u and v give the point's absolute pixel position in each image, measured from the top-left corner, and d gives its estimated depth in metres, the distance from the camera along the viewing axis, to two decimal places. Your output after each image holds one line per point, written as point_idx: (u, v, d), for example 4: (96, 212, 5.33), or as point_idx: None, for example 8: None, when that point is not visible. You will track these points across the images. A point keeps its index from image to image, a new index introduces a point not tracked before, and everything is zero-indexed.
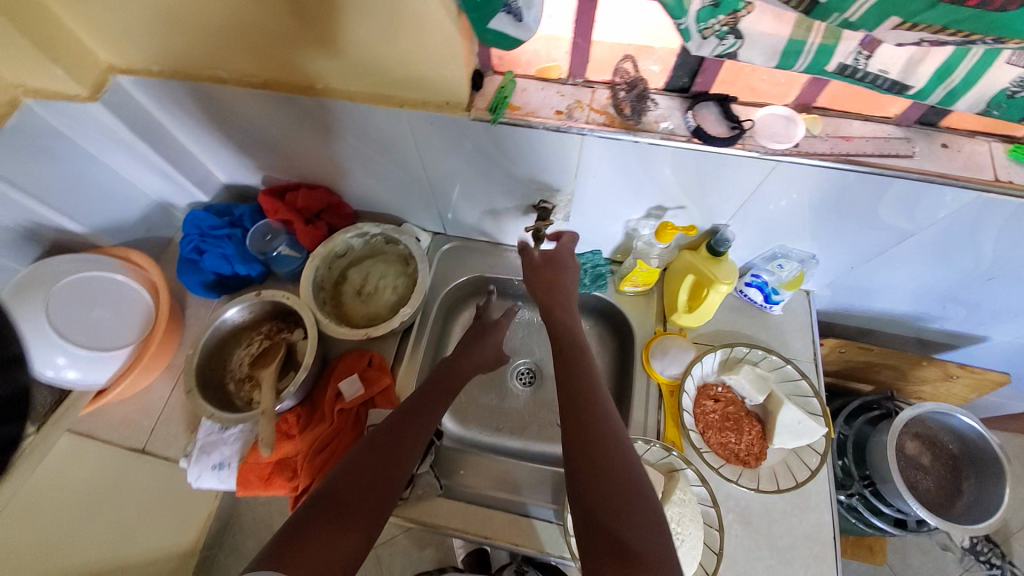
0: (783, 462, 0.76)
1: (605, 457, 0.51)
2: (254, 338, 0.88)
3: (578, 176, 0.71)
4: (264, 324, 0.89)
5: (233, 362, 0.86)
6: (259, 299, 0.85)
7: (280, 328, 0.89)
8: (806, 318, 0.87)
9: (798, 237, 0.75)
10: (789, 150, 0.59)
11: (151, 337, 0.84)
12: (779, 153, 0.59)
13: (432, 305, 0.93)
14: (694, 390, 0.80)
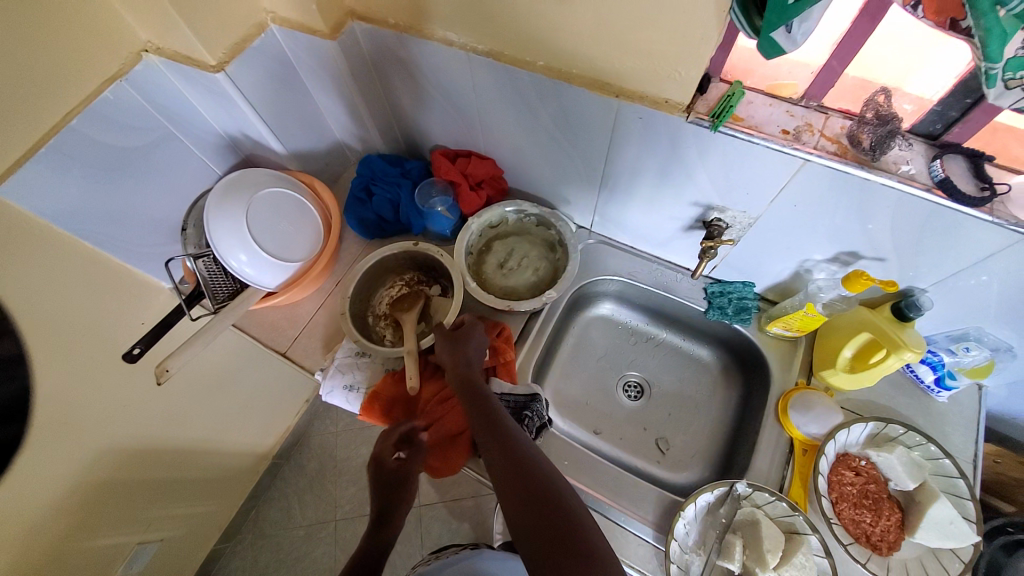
0: (917, 560, 0.68)
1: (534, 503, 0.56)
2: (398, 282, 0.94)
3: (772, 200, 0.68)
4: (408, 272, 0.95)
5: (376, 298, 0.93)
6: (415, 248, 0.90)
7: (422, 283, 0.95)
8: (974, 414, 0.77)
9: (1003, 324, 0.67)
10: None
11: (315, 258, 0.93)
12: None
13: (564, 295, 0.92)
14: (834, 456, 0.74)
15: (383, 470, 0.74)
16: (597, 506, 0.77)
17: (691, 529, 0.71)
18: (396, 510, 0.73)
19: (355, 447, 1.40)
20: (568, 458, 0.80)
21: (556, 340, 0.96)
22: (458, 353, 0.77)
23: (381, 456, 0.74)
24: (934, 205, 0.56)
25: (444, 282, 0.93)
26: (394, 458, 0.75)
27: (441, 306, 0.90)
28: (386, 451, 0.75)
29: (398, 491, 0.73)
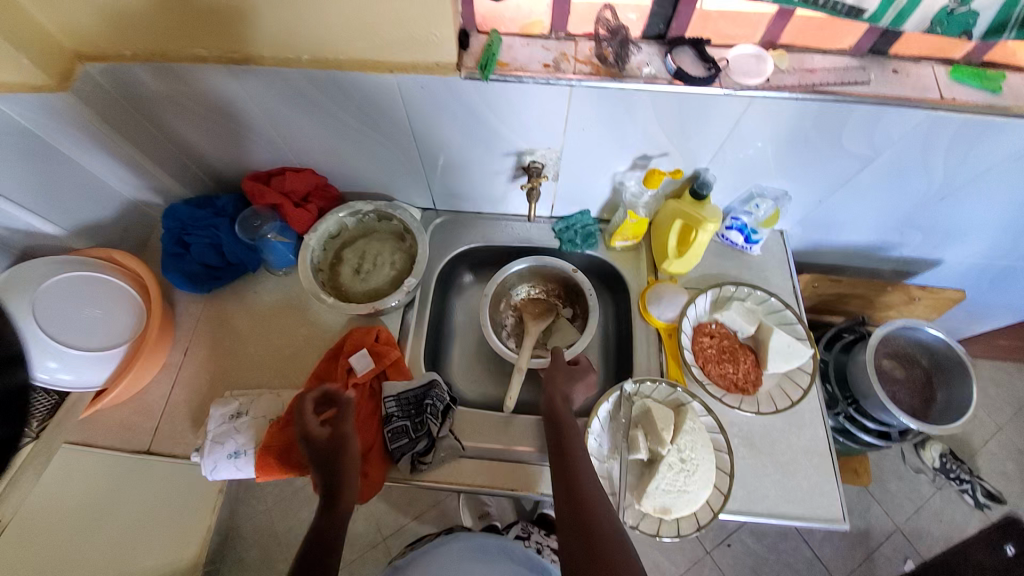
0: (778, 385, 0.81)
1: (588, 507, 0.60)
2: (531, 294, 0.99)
3: (566, 130, 0.73)
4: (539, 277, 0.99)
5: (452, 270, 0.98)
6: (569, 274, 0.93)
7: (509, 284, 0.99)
8: (782, 257, 0.93)
9: (773, 176, 0.80)
10: (762, 85, 0.63)
11: (145, 335, 0.82)
12: (755, 88, 0.63)
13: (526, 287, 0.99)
14: (693, 331, 0.84)
15: (315, 444, 0.71)
16: (523, 458, 0.80)
17: (603, 440, 0.77)
18: (342, 499, 0.70)
19: (294, 511, 1.30)
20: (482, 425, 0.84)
21: (439, 323, 0.96)
22: (560, 388, 0.76)
23: (310, 430, 0.71)
24: (679, 94, 0.64)
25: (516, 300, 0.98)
26: (321, 432, 0.71)
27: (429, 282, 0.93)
28: (311, 424, 0.71)
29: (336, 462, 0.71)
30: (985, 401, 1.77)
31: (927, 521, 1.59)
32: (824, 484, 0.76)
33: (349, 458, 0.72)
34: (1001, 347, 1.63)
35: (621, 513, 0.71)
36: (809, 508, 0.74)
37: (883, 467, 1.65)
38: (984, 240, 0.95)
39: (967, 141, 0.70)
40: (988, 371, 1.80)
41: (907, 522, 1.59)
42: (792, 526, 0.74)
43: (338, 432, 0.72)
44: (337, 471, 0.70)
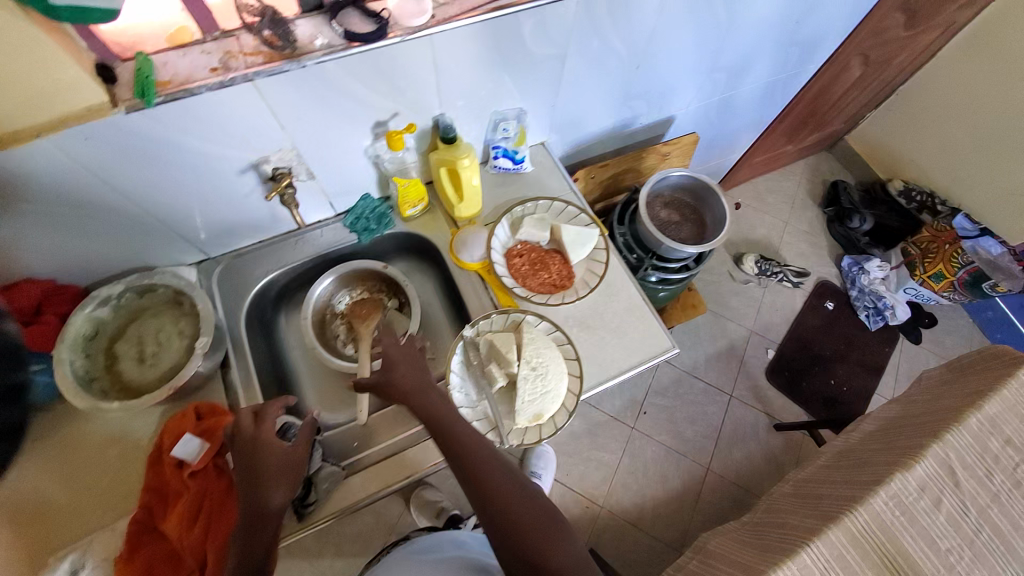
0: (586, 269, 0.92)
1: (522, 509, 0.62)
2: (355, 296, 0.98)
3: (285, 126, 0.71)
4: (357, 279, 0.98)
5: (265, 301, 0.91)
6: (386, 269, 0.94)
7: (329, 299, 0.96)
8: (551, 163, 1.03)
9: (501, 99, 0.86)
10: (430, 21, 0.66)
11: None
12: (424, 26, 0.66)
13: (348, 291, 0.98)
14: (503, 258, 0.90)
15: (263, 450, 0.65)
16: (406, 444, 0.82)
17: (467, 387, 0.80)
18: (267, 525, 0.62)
19: None
20: (356, 437, 0.82)
21: (274, 364, 0.90)
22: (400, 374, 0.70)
23: (263, 435, 0.66)
24: (360, 54, 0.65)
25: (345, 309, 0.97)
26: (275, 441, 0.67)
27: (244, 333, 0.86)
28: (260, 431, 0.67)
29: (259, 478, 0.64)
30: (769, 207, 2.20)
31: (768, 315, 1.97)
32: (649, 328, 0.89)
33: (289, 480, 0.65)
34: (757, 162, 2.02)
35: (505, 440, 0.77)
36: (645, 352, 0.87)
37: (724, 292, 1.99)
38: (687, 85, 1.15)
39: (623, 11, 0.81)
40: (761, 184, 2.24)
41: (756, 323, 1.95)
42: (640, 373, 0.86)
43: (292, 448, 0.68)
44: (269, 483, 0.64)
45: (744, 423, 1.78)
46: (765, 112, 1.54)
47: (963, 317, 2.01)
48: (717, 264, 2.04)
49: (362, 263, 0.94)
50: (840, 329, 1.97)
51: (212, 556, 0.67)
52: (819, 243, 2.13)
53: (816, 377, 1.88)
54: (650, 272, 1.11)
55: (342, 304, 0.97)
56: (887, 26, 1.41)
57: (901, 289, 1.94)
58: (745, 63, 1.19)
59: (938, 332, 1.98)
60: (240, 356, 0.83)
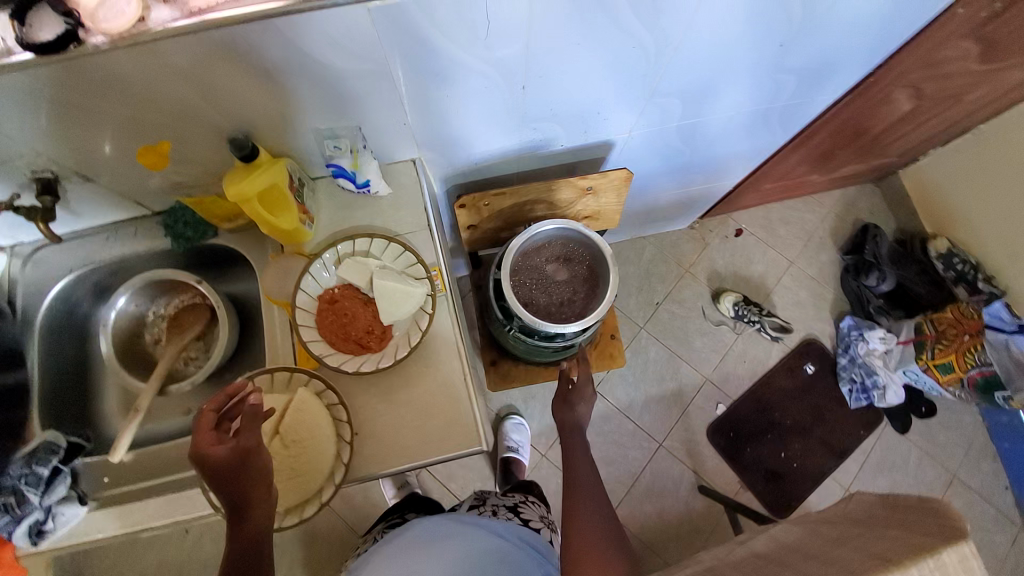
0: (404, 332, 0.79)
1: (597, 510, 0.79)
2: (175, 301, 0.91)
3: (9, 132, 0.61)
4: (180, 285, 0.90)
5: (72, 295, 0.84)
6: (202, 287, 0.85)
7: (148, 304, 0.89)
8: (415, 188, 0.88)
9: (319, 114, 0.71)
10: (137, 29, 0.52)
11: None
12: (131, 35, 0.52)
13: (177, 297, 0.91)
14: (312, 303, 0.78)
15: (212, 463, 0.59)
16: (150, 492, 0.75)
17: None
18: (256, 507, 0.62)
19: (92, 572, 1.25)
20: (109, 472, 0.77)
21: (78, 365, 0.85)
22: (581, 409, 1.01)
23: (201, 449, 0.58)
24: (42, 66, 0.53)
25: (163, 315, 0.90)
26: (223, 446, 0.59)
27: (33, 334, 0.81)
28: (205, 442, 0.59)
29: (241, 476, 0.60)
30: (778, 240, 1.88)
31: (734, 365, 1.74)
32: (458, 415, 0.77)
33: (265, 470, 0.62)
34: (769, 188, 1.70)
35: None
36: (447, 443, 0.76)
37: (690, 331, 1.76)
38: (622, 108, 0.92)
39: (459, 21, 0.61)
40: (776, 211, 1.91)
41: (715, 372, 1.74)
42: (435, 465, 0.76)
43: (243, 444, 0.60)
44: (250, 481, 0.61)
45: (667, 476, 1.63)
46: (761, 141, 1.25)
47: (966, 413, 1.73)
48: (693, 296, 1.80)
49: (179, 275, 0.85)
50: (813, 397, 1.73)
51: None
52: (823, 295, 1.82)
53: (764, 444, 1.68)
54: (515, 331, 0.97)
55: (160, 311, 0.90)
56: (948, 57, 1.05)
57: (900, 370, 1.66)
58: (705, 89, 0.93)
59: (930, 423, 1.71)
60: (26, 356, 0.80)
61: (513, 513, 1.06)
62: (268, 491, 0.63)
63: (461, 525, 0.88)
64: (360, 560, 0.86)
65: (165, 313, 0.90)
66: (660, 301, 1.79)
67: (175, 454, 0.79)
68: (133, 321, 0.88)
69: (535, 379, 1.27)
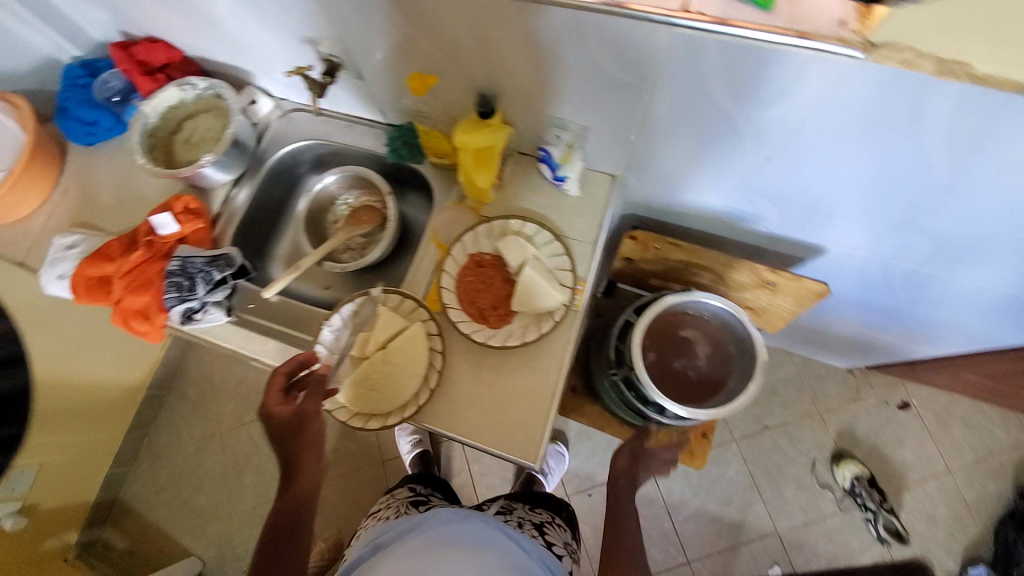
0: (522, 324, 0.79)
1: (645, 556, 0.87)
2: (364, 197, 1.03)
3: (330, 18, 0.72)
4: (375, 191, 1.02)
5: (301, 155, 1.01)
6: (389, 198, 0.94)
7: (345, 192, 1.03)
8: (601, 203, 0.85)
9: (560, 103, 0.73)
10: None
11: None
12: None
13: (363, 194, 1.03)
14: (463, 258, 0.83)
15: (275, 417, 0.72)
16: (272, 334, 0.89)
17: (341, 334, 0.81)
18: (304, 474, 0.74)
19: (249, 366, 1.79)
20: (253, 301, 0.91)
21: (275, 210, 1.02)
22: None
23: (268, 407, 0.71)
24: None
25: (349, 204, 1.03)
26: (286, 407, 0.72)
27: (258, 172, 0.98)
28: (272, 400, 0.72)
29: (298, 439, 0.73)
30: (949, 441, 1.53)
31: (815, 537, 1.48)
32: (526, 424, 0.77)
33: (313, 440, 0.74)
34: (972, 382, 1.38)
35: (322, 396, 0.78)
36: (503, 440, 0.76)
37: (784, 473, 1.53)
38: (857, 224, 0.80)
39: (743, 75, 0.58)
40: (964, 409, 1.55)
41: (790, 532, 1.49)
42: (483, 453, 0.77)
43: (303, 409, 0.72)
44: (305, 451, 0.73)
45: None
46: (1001, 331, 1.01)
47: None
48: (809, 442, 1.56)
49: (379, 182, 0.95)
50: None
51: (125, 299, 0.87)
52: (972, 531, 1.45)
53: None
54: (618, 379, 0.92)
55: (350, 200, 1.03)
56: None
57: None
58: (971, 249, 0.77)
59: None
60: (251, 185, 0.98)
61: (538, 532, 1.02)
62: (316, 460, 0.75)
63: (498, 533, 0.86)
64: (391, 534, 0.88)
65: (353, 202, 1.03)
66: (769, 425, 1.58)
67: (301, 314, 0.90)
68: (327, 198, 1.03)
69: (604, 427, 1.21)
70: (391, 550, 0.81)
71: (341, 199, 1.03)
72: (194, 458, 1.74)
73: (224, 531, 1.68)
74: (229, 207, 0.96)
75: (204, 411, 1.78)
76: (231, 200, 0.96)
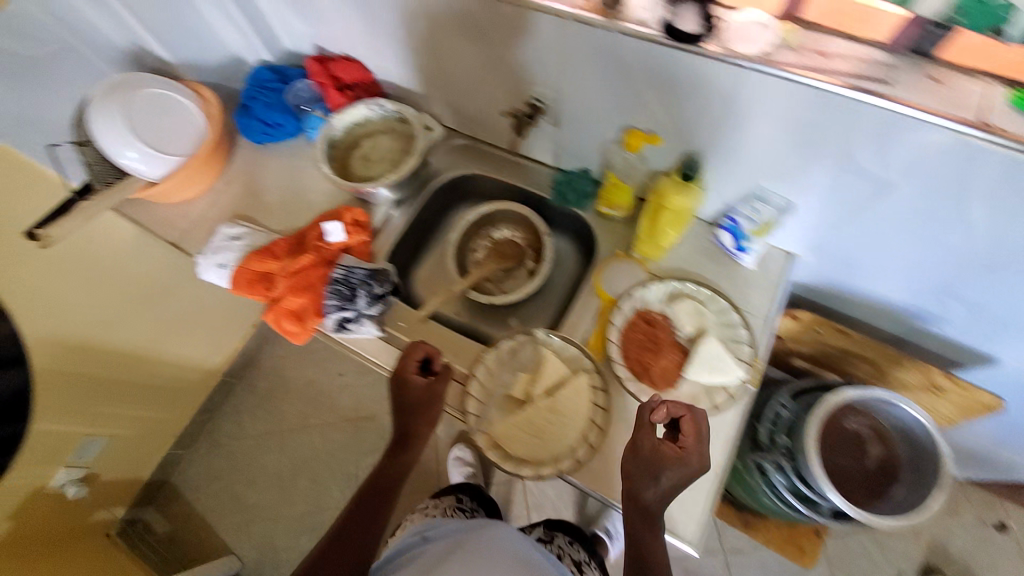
0: (693, 394, 0.73)
1: None
2: (509, 232, 1.04)
3: (562, 68, 0.74)
4: (524, 230, 1.03)
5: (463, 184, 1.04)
6: (546, 240, 0.95)
7: (492, 226, 1.05)
8: (777, 279, 0.83)
9: (776, 178, 0.73)
10: (756, 59, 0.58)
11: None
12: (746, 60, 0.59)
13: (511, 229, 1.04)
14: (630, 312, 0.79)
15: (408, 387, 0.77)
16: None
17: (500, 371, 0.79)
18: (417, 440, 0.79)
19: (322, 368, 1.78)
20: (404, 319, 0.90)
21: (424, 232, 1.04)
22: None
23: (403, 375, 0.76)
24: (670, 49, 0.62)
25: (491, 237, 1.05)
26: (420, 379, 0.77)
27: (421, 194, 1.00)
28: (408, 369, 0.77)
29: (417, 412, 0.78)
30: None
31: None
32: (690, 503, 0.71)
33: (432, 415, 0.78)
34: None
35: (473, 432, 0.75)
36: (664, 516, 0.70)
37: None
38: None
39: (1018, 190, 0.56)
40: None
41: None
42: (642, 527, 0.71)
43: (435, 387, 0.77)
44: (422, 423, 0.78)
45: None
46: None
47: None
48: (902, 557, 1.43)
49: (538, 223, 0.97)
50: None
51: (284, 299, 0.88)
52: None
53: None
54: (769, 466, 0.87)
55: (496, 234, 1.05)
56: None
57: None
58: None
59: None
60: (412, 205, 1.00)
61: None
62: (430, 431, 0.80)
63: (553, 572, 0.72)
64: (443, 529, 0.77)
65: (496, 235, 1.05)
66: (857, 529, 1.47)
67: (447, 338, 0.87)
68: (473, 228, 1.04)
69: None
70: (432, 546, 0.71)
71: (486, 231, 1.05)
72: (249, 452, 1.71)
73: (264, 536, 1.60)
74: (387, 222, 0.98)
75: (267, 406, 1.76)
76: (391, 217, 0.98)
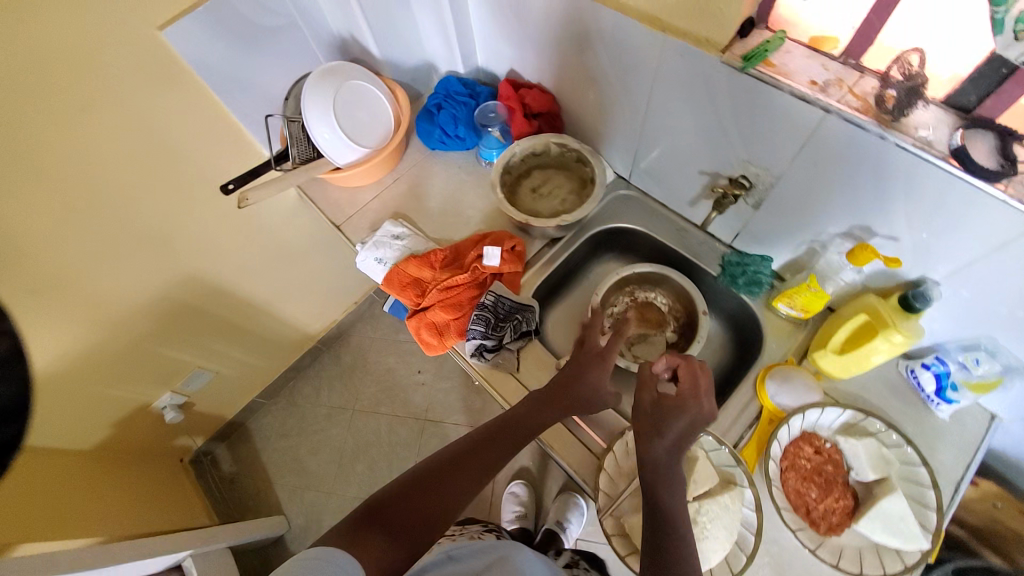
0: (860, 549, 0.67)
1: None
2: (658, 299, 0.98)
3: (793, 159, 0.69)
4: (675, 301, 0.97)
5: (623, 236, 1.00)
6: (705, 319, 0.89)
7: (641, 286, 1.00)
8: (975, 440, 0.71)
9: (1019, 336, 0.64)
10: None
11: None
12: None
13: (658, 293, 0.99)
14: (796, 433, 0.73)
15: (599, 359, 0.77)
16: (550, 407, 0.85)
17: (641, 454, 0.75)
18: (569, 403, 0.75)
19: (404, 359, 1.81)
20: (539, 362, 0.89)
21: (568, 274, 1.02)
22: None
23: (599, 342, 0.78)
24: (950, 178, 0.55)
25: (635, 296, 0.99)
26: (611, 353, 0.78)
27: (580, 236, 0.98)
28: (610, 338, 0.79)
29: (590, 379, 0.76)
30: None
31: None
32: None
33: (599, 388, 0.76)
34: None
35: (603, 515, 0.73)
36: None
37: None
38: None
39: None
40: None
41: None
42: None
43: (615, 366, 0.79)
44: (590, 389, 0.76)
45: None
46: None
47: None
48: None
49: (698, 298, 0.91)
50: None
51: (432, 309, 0.91)
52: None
53: None
54: None
55: (643, 296, 0.99)
56: None
57: None
58: None
59: None
60: (570, 246, 0.98)
61: None
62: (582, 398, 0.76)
63: None
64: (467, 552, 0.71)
65: (642, 297, 0.99)
66: None
67: None
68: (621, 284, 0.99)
69: None
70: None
71: (632, 288, 1.00)
72: (318, 420, 1.75)
73: (313, 506, 1.63)
74: (541, 258, 0.97)
75: (345, 381, 1.80)
76: (546, 253, 0.97)
